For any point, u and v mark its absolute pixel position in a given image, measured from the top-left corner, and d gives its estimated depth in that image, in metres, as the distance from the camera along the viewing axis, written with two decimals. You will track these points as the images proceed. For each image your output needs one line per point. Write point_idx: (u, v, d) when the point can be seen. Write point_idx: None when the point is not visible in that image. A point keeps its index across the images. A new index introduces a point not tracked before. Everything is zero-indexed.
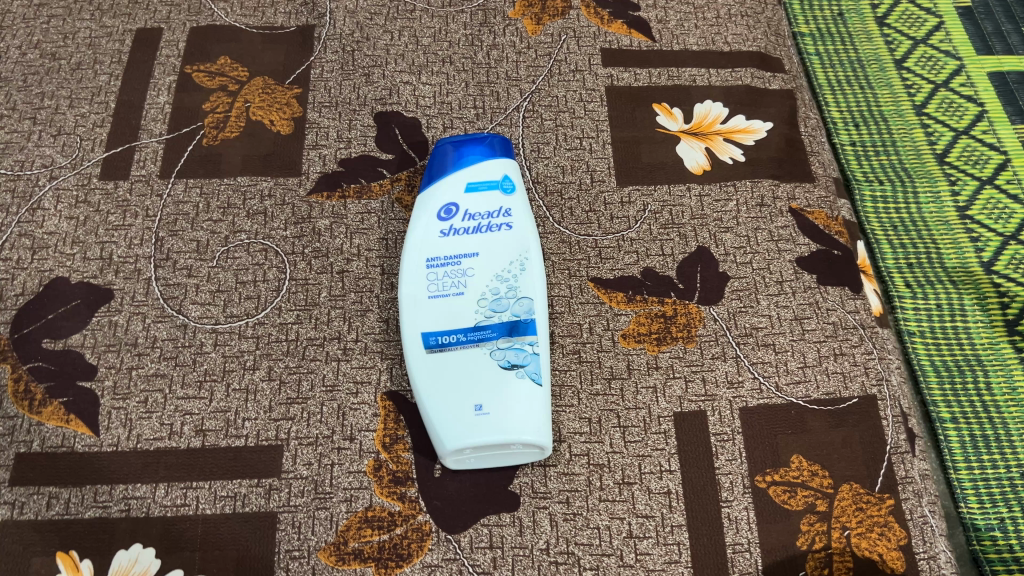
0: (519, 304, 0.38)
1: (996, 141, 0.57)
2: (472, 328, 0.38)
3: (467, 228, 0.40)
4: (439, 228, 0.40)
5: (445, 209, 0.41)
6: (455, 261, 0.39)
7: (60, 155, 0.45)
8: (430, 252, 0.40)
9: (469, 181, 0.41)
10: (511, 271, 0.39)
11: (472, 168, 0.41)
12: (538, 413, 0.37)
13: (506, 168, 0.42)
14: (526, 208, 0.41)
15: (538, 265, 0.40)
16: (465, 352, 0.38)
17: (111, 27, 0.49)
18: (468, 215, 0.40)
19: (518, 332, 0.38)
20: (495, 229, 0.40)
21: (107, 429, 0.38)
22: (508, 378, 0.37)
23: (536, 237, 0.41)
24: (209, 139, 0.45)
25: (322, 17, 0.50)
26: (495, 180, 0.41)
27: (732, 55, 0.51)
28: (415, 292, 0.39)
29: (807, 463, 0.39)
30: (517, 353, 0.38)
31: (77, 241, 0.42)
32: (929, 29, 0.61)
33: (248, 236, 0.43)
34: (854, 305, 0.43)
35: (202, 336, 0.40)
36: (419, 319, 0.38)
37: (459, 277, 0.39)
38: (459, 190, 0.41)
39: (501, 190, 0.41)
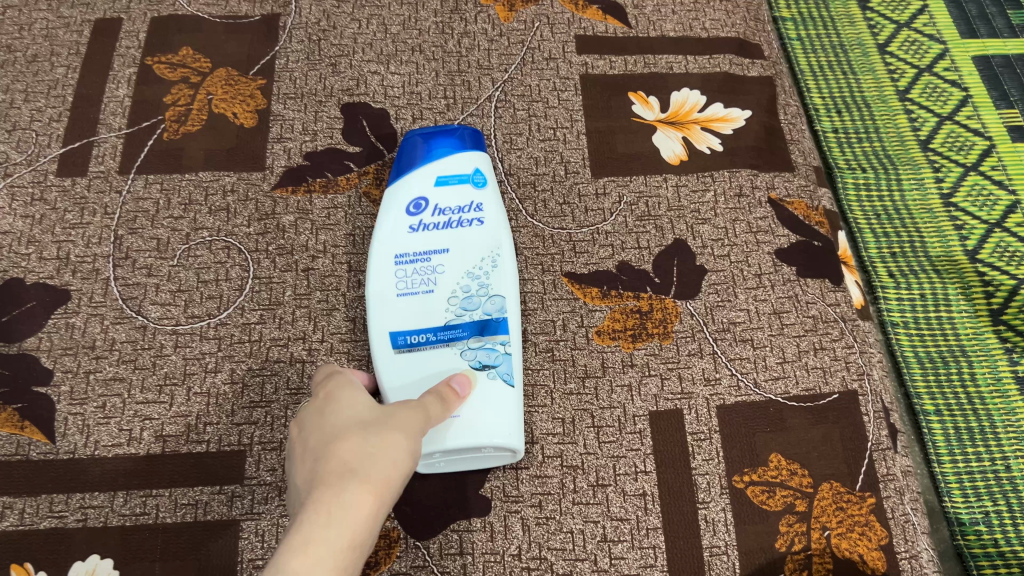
0: (491, 302, 0.37)
1: (981, 127, 0.56)
2: (442, 326, 0.37)
3: (437, 223, 0.39)
4: (409, 223, 0.39)
5: (415, 203, 0.39)
6: (424, 257, 0.38)
7: (15, 151, 0.43)
8: (398, 248, 0.39)
9: (440, 175, 0.40)
10: (482, 268, 0.38)
11: (443, 161, 0.40)
12: (511, 414, 0.36)
13: (477, 161, 0.40)
14: (498, 203, 0.40)
15: (511, 262, 0.39)
16: (435, 351, 0.37)
17: (68, 17, 0.47)
18: (438, 210, 0.39)
19: (490, 329, 0.37)
20: (466, 224, 0.39)
21: (63, 436, 0.37)
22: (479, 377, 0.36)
23: (508, 234, 0.39)
24: (170, 133, 0.44)
25: (287, 5, 0.48)
26: (467, 174, 0.40)
27: (710, 41, 0.50)
28: (383, 289, 0.38)
29: (786, 461, 0.38)
30: (489, 352, 0.37)
31: (33, 240, 0.41)
32: (912, 13, 0.60)
33: (210, 233, 0.41)
34: (835, 298, 0.42)
35: (163, 338, 0.39)
36: (387, 317, 0.37)
37: (429, 274, 0.38)
38: (429, 184, 0.39)
39: (473, 185, 0.40)
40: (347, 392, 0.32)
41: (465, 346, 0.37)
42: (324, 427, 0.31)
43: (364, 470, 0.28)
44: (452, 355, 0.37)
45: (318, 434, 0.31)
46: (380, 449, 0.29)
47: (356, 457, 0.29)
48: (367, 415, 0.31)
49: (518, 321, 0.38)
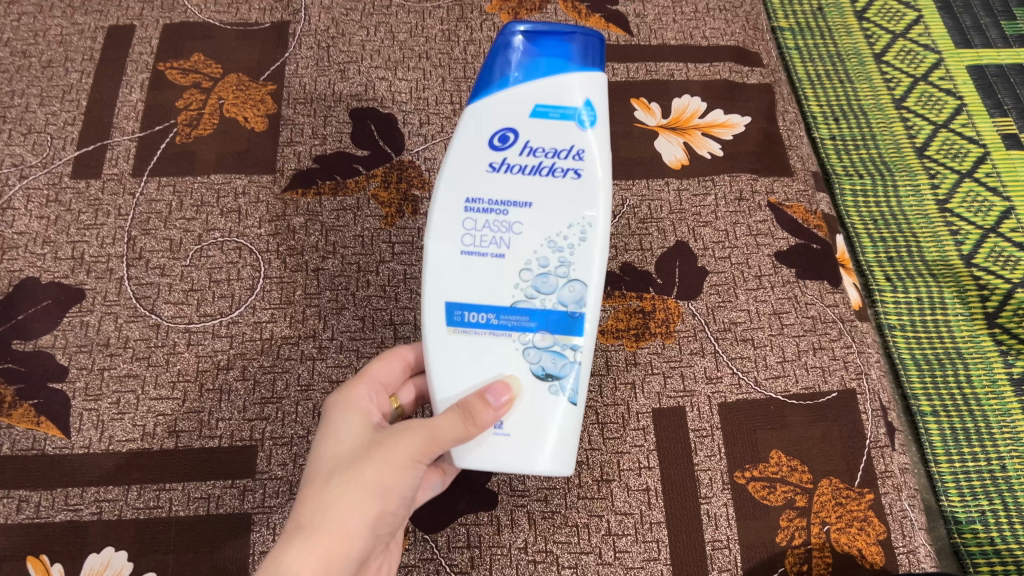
0: (570, 290, 0.33)
1: (976, 134, 0.57)
2: (507, 308, 0.33)
3: (524, 166, 0.33)
4: (489, 159, 0.33)
5: (500, 133, 0.33)
6: (501, 210, 0.33)
7: (30, 154, 0.44)
8: (472, 191, 0.33)
9: (538, 102, 0.32)
10: (569, 237, 0.33)
11: (549, 81, 0.32)
12: (567, 436, 0.33)
13: (593, 86, 0.32)
14: (606, 145, 0.33)
15: (603, 234, 0.33)
16: (495, 338, 0.33)
17: (82, 24, 0.48)
18: (528, 149, 0.33)
19: (563, 325, 0.33)
20: (560, 174, 0.33)
21: (78, 431, 0.37)
22: (539, 390, 0.33)
23: (607, 191, 0.33)
24: (182, 137, 0.45)
25: (297, 13, 0.49)
26: (572, 104, 0.32)
27: (711, 49, 0.51)
28: (446, 244, 0.33)
29: (787, 458, 0.39)
30: (556, 359, 0.33)
31: (48, 241, 0.42)
32: (908, 23, 0.61)
33: (222, 234, 0.42)
34: (833, 299, 0.43)
35: (175, 336, 0.40)
36: (446, 281, 0.33)
37: (503, 234, 0.33)
38: (523, 111, 0.32)
39: (577, 122, 0.32)
40: (352, 410, 0.33)
41: (528, 346, 0.33)
42: (316, 455, 0.32)
43: (318, 527, 0.30)
44: (512, 349, 0.33)
45: (313, 461, 0.32)
46: (336, 499, 0.30)
47: (312, 511, 0.30)
48: (352, 442, 0.31)
49: (596, 312, 0.34)
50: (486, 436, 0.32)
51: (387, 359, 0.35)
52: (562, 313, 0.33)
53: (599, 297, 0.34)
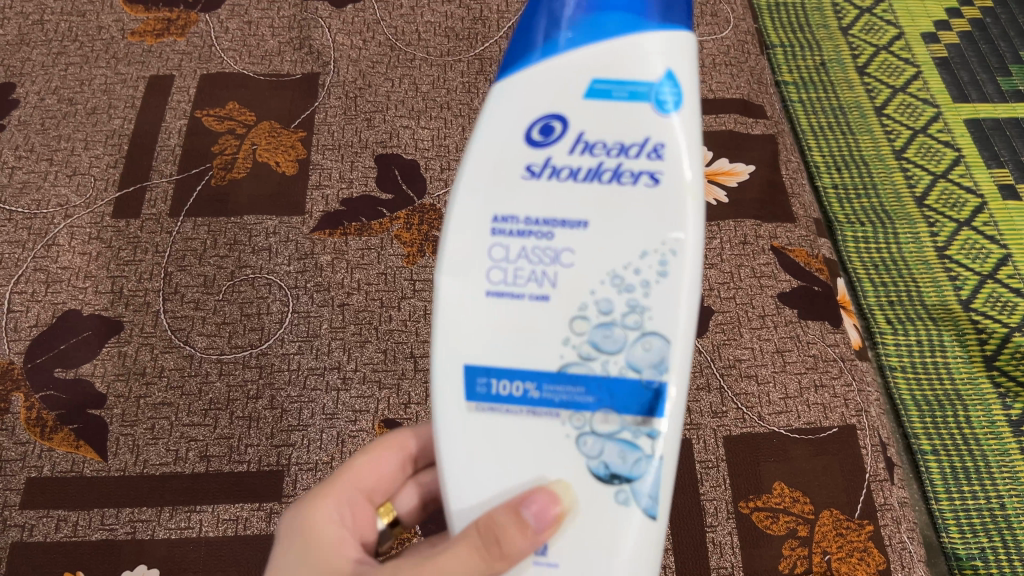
0: (641, 350, 0.27)
1: (973, 185, 0.59)
2: (554, 373, 0.27)
3: (575, 168, 0.27)
4: (529, 159, 0.27)
5: (544, 122, 0.27)
6: (543, 233, 0.27)
7: (75, 194, 0.47)
8: (503, 206, 0.27)
9: (595, 77, 0.27)
10: (641, 274, 0.27)
11: (614, 49, 0.27)
12: (638, 563, 0.26)
13: (674, 51, 0.27)
14: (691, 133, 0.27)
15: (688, 268, 0.27)
16: (539, 416, 0.27)
17: (125, 74, 0.51)
18: (581, 144, 0.27)
19: (635, 397, 0.27)
20: (627, 179, 0.27)
21: (114, 455, 0.40)
22: (603, 497, 0.26)
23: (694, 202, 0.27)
24: (217, 179, 0.47)
25: (326, 65, 0.52)
26: (644, 79, 0.27)
27: (717, 102, 0.53)
28: (473, 282, 0.27)
29: (789, 489, 0.40)
30: (625, 453, 0.26)
31: (90, 275, 0.44)
32: (907, 78, 0.64)
33: (254, 271, 0.45)
34: (834, 338, 0.45)
35: (208, 366, 0.42)
36: (476, 332, 0.27)
37: (547, 273, 0.27)
38: (573, 92, 0.27)
39: (651, 103, 0.27)
40: (315, 546, 0.29)
41: (586, 431, 0.26)
42: None
43: None
44: (563, 436, 0.27)
45: None
46: None
47: None
48: None
49: (682, 377, 0.27)
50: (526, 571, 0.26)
51: (377, 455, 0.33)
52: (634, 382, 0.27)
53: (686, 357, 0.27)
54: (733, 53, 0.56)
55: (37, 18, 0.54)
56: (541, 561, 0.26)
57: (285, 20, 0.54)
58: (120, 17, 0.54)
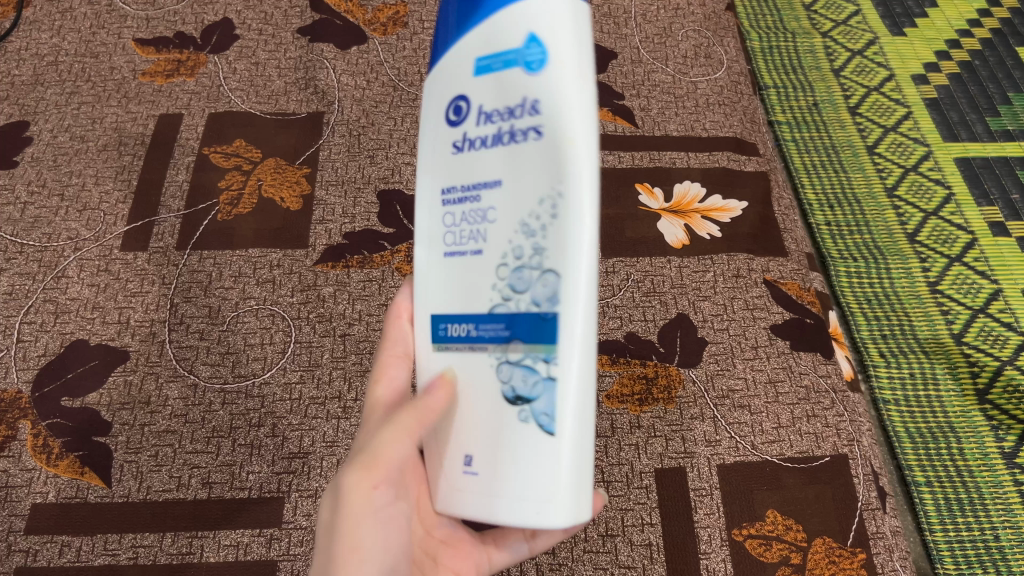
0: (541, 285, 0.30)
1: (964, 221, 0.60)
2: (484, 316, 0.31)
3: (484, 136, 0.31)
4: (454, 138, 0.32)
5: (457, 107, 0.32)
6: (473, 198, 0.31)
7: (85, 228, 0.48)
8: (446, 180, 0.32)
9: (479, 56, 0.31)
10: (539, 218, 0.29)
11: (489, 32, 0.30)
12: (541, 478, 0.29)
13: (537, 19, 0.30)
14: (572, 91, 0.29)
15: (570, 216, 0.29)
16: (474, 352, 0.31)
17: (136, 112, 0.53)
18: (483, 117, 0.31)
19: (533, 328, 0.30)
20: (520, 137, 0.30)
21: (119, 481, 0.40)
22: (512, 416, 0.30)
23: (580, 149, 0.29)
24: (223, 214, 0.49)
25: (331, 104, 0.54)
26: (514, 50, 0.30)
27: (710, 140, 0.55)
28: (430, 245, 0.32)
29: (782, 517, 0.41)
30: (526, 377, 0.30)
31: (98, 306, 0.45)
32: (898, 118, 0.65)
33: (257, 302, 0.46)
34: (826, 369, 0.46)
35: (212, 395, 0.43)
36: (433, 288, 0.32)
37: (475, 229, 0.31)
38: (471, 76, 0.31)
39: (522, 66, 0.30)
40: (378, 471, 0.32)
41: (502, 360, 0.30)
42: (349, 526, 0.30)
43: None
44: (487, 365, 0.31)
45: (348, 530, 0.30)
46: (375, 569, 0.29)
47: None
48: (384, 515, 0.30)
49: (579, 306, 0.29)
50: (459, 479, 0.31)
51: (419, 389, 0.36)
52: (534, 314, 0.30)
53: (583, 288, 0.30)
54: (726, 93, 0.57)
55: (52, 59, 0.55)
56: (468, 470, 0.31)
57: (291, 61, 0.56)
58: (132, 59, 0.56)
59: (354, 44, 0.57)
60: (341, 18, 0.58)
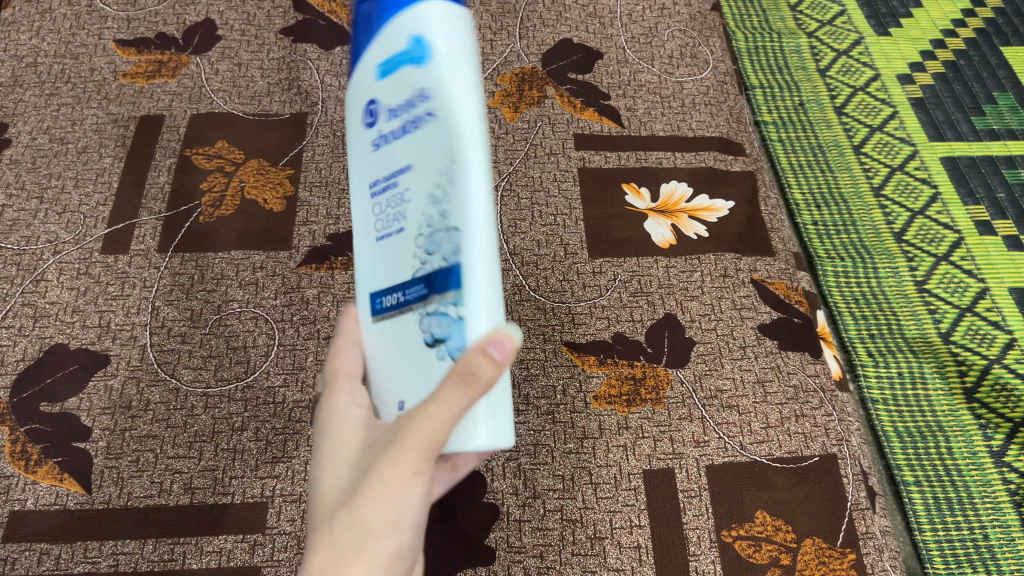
0: (449, 242, 0.30)
1: (951, 221, 0.60)
2: (407, 284, 0.32)
3: (392, 129, 0.33)
4: (371, 138, 0.33)
5: (370, 108, 0.34)
6: (392, 183, 0.32)
7: (65, 232, 0.47)
8: (370, 176, 0.33)
9: (381, 64, 0.33)
10: (440, 188, 0.30)
11: (385, 42, 0.33)
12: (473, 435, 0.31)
13: (432, 25, 0.32)
14: (450, 67, 0.31)
15: (469, 168, 0.30)
16: (400, 319, 0.32)
17: (117, 114, 0.52)
18: (388, 113, 0.33)
19: (442, 279, 0.30)
20: (416, 124, 0.32)
21: (99, 487, 0.40)
22: (428, 359, 0.30)
23: (467, 121, 0.31)
24: (205, 216, 0.48)
25: (314, 105, 0.54)
26: (406, 51, 0.32)
27: (697, 139, 0.55)
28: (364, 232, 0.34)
29: (772, 518, 0.41)
30: (439, 322, 0.30)
31: (78, 310, 0.45)
32: (884, 118, 0.65)
33: (240, 305, 0.45)
34: (814, 369, 0.46)
35: (194, 400, 0.42)
36: (367, 279, 0.34)
37: (395, 207, 0.32)
38: (372, 79, 0.34)
39: (411, 64, 0.32)
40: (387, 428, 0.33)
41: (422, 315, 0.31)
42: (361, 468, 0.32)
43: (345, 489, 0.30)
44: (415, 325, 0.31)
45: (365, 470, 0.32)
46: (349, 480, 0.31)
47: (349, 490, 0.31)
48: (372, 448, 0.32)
49: (487, 260, 0.30)
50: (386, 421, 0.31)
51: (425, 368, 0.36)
52: (439, 269, 0.30)
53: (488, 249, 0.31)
54: (712, 93, 0.57)
55: (31, 60, 0.54)
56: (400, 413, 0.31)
57: (275, 62, 0.55)
58: (112, 60, 0.55)
59: (338, 45, 0.57)
60: (324, 19, 0.58)
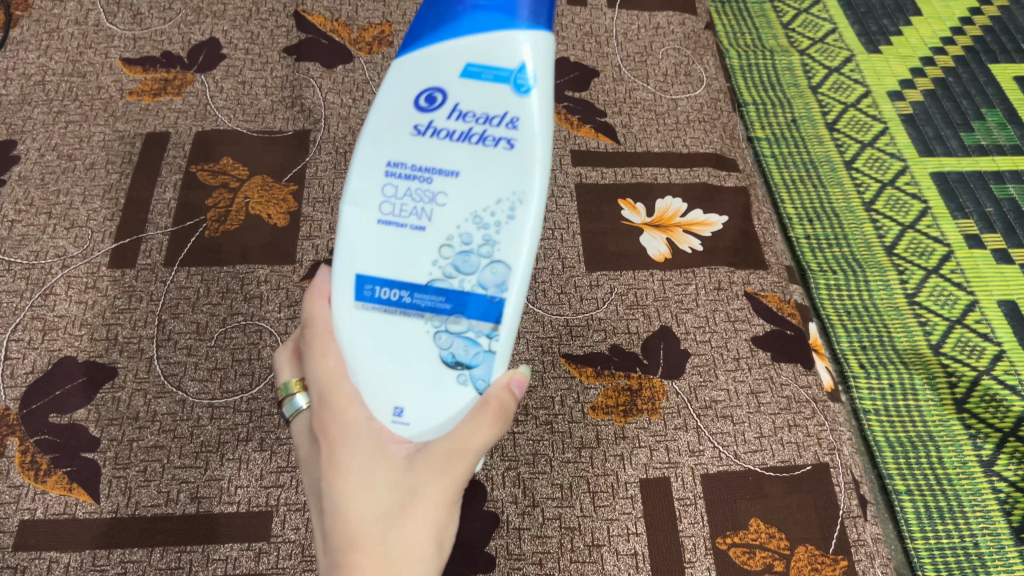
0: (490, 273, 0.34)
1: (940, 234, 0.61)
2: (422, 287, 0.34)
3: (451, 129, 0.34)
4: (416, 120, 0.34)
5: (429, 93, 0.34)
6: (425, 178, 0.34)
7: (73, 246, 0.48)
8: (396, 155, 0.34)
9: (470, 62, 0.33)
10: (493, 215, 0.34)
11: (478, 40, 0.33)
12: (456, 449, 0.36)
13: (538, 50, 0.33)
14: (545, 111, 0.34)
15: (532, 213, 0.34)
16: (408, 318, 0.34)
17: (123, 131, 0.54)
18: (457, 113, 0.34)
19: (479, 307, 0.34)
20: (490, 143, 0.34)
21: (107, 497, 0.41)
22: (447, 377, 0.34)
23: (543, 167, 0.34)
24: (211, 231, 0.49)
25: (317, 123, 0.55)
26: (505, 66, 0.33)
27: (691, 155, 0.56)
28: (367, 208, 0.34)
29: (765, 526, 0.42)
30: (468, 347, 0.34)
31: (86, 323, 0.46)
32: (875, 133, 0.67)
33: (245, 318, 0.46)
34: (806, 380, 0.47)
35: (199, 410, 0.43)
36: (360, 256, 0.34)
37: (426, 203, 0.34)
38: (452, 71, 0.34)
39: (511, 86, 0.33)
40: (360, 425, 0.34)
41: (441, 328, 0.34)
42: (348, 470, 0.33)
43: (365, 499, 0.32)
44: (423, 331, 0.34)
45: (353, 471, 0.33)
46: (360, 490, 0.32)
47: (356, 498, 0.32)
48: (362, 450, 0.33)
49: (519, 296, 0.35)
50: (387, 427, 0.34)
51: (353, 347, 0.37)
52: (481, 297, 0.34)
53: (523, 284, 0.35)
54: (706, 110, 0.58)
55: (39, 78, 0.55)
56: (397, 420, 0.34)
57: (278, 80, 0.57)
58: (119, 78, 0.56)
59: (340, 63, 0.58)
60: (326, 37, 0.59)
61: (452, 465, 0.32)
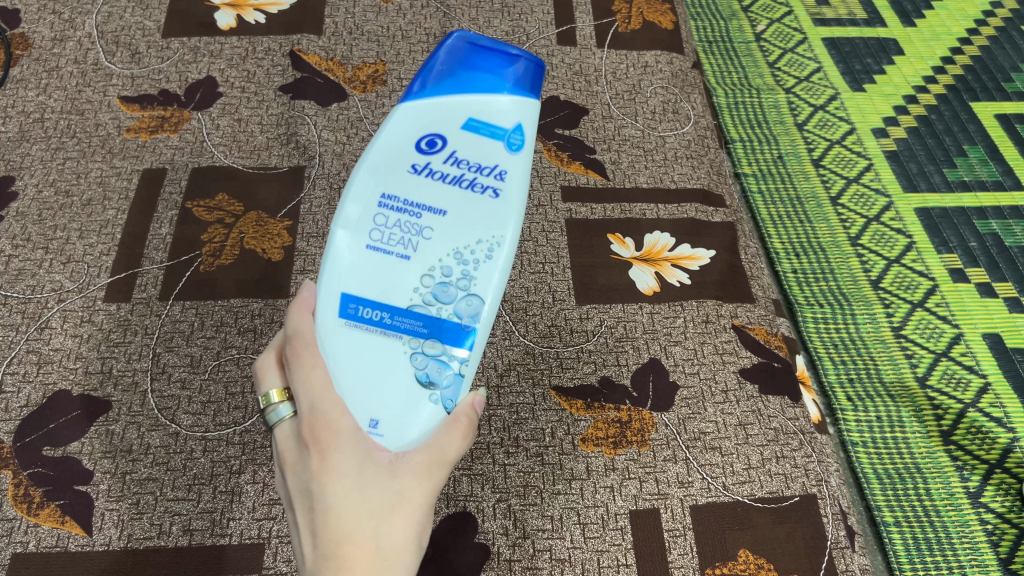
0: (466, 304, 0.35)
1: (925, 268, 0.62)
2: (403, 311, 0.34)
3: (445, 172, 0.35)
4: (414, 160, 0.36)
5: (429, 138, 0.36)
6: (414, 212, 0.35)
7: (68, 281, 0.49)
8: (390, 189, 0.35)
9: (471, 117, 0.36)
10: (474, 252, 0.35)
11: (480, 100, 0.36)
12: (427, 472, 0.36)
13: (529, 116, 0.36)
14: (528, 172, 0.37)
15: (508, 255, 0.36)
16: (386, 338, 0.34)
17: (120, 167, 0.54)
18: (452, 159, 0.36)
19: (454, 334, 0.35)
20: (478, 190, 0.36)
21: (100, 529, 0.41)
22: (421, 396, 0.34)
23: (518, 216, 0.36)
24: (205, 265, 0.50)
25: (311, 159, 0.56)
26: (501, 125, 0.36)
27: (678, 192, 0.57)
28: (357, 232, 0.35)
29: (754, 556, 0.42)
30: (441, 368, 0.34)
31: (80, 356, 0.46)
32: (860, 170, 0.68)
33: (239, 351, 0.47)
34: (794, 412, 0.47)
35: (193, 443, 0.43)
36: (346, 275, 0.34)
37: (413, 234, 0.35)
38: (454, 123, 0.36)
39: (504, 144, 0.36)
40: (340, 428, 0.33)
41: (417, 350, 0.34)
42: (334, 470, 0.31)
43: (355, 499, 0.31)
44: (401, 352, 0.34)
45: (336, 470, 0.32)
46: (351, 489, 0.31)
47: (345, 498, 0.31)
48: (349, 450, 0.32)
49: (487, 329, 0.36)
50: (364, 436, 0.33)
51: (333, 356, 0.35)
52: (455, 324, 0.35)
53: (492, 317, 0.36)
54: (693, 147, 0.60)
55: (38, 116, 0.56)
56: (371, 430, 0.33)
57: (273, 118, 0.58)
58: (116, 115, 0.57)
59: (334, 101, 0.59)
60: (322, 76, 0.60)
61: (435, 471, 0.32)
